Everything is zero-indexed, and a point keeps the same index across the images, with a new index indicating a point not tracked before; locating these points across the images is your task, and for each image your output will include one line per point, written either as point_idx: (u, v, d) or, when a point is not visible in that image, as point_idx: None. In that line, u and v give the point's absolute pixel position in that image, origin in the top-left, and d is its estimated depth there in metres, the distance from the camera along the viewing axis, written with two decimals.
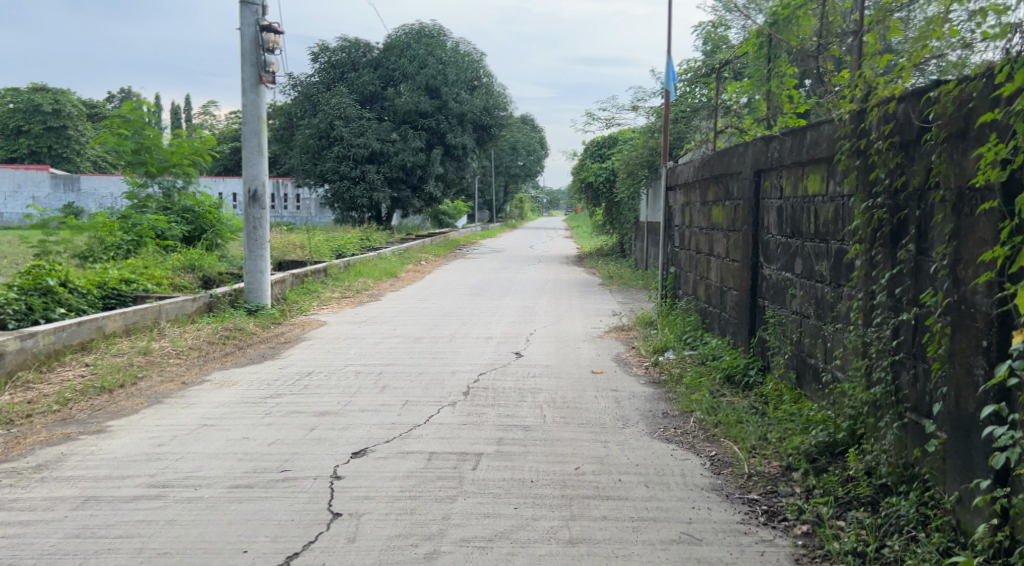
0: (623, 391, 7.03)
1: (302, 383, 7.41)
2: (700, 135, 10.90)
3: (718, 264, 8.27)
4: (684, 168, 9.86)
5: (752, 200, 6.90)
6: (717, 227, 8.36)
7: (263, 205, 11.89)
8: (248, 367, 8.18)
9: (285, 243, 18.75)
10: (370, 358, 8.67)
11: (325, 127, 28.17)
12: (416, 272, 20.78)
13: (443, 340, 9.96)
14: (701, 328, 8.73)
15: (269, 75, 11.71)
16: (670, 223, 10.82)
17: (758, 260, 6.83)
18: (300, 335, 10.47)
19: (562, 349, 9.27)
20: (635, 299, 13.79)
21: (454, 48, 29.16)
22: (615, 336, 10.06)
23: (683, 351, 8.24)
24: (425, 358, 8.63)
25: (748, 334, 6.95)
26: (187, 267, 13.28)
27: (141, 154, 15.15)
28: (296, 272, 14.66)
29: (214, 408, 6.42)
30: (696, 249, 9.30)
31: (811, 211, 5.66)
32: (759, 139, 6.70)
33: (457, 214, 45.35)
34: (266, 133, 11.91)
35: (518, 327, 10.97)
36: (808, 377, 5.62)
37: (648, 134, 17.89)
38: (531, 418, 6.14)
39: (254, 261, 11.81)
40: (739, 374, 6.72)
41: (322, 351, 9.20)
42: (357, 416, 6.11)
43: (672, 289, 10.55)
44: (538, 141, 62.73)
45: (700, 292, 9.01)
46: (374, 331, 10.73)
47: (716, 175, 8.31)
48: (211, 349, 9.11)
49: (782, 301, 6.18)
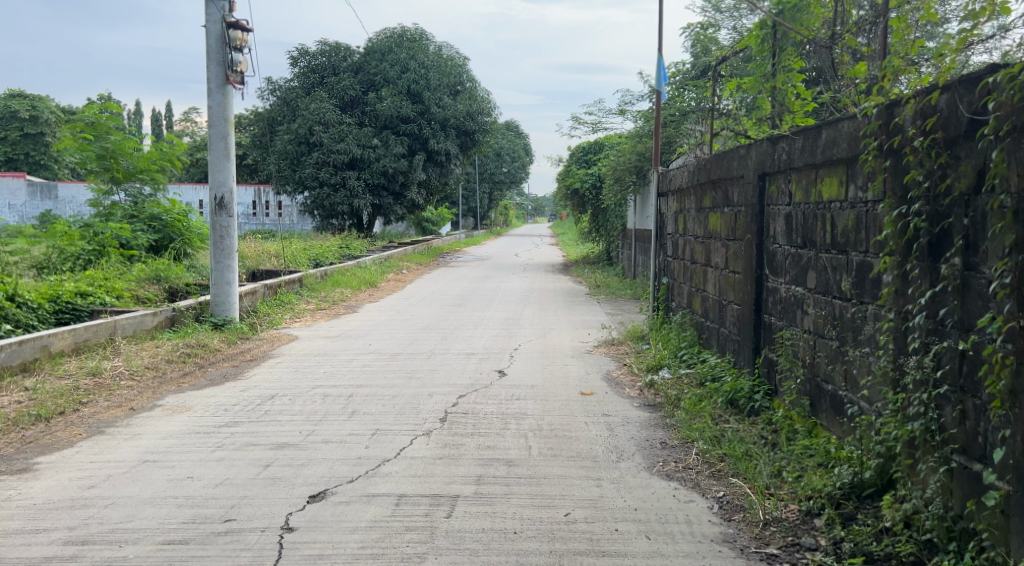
0: (616, 417, 6.41)
1: (263, 408, 6.74)
2: (693, 139, 10.31)
3: (716, 276, 7.68)
4: (677, 172, 9.27)
5: (755, 206, 6.32)
6: (715, 235, 7.76)
7: (230, 212, 11.24)
8: (207, 389, 7.50)
9: (259, 252, 18.03)
10: (340, 378, 8.01)
11: (304, 132, 27.47)
12: (397, 281, 20.09)
13: (421, 357, 9.30)
14: (698, 344, 8.13)
15: (236, 75, 11.05)
16: (662, 231, 10.22)
17: (763, 272, 6.24)
18: (268, 351, 9.79)
19: (548, 366, 8.65)
20: (624, 311, 13.18)
21: (436, 52, 28.57)
22: (604, 352, 9.44)
23: (678, 370, 7.64)
24: (400, 378, 7.98)
25: (752, 354, 6.35)
26: (152, 279, 12.60)
27: (106, 159, 14.44)
28: (268, 283, 13.95)
29: (160, 439, 5.76)
30: (691, 259, 8.70)
31: (826, 219, 5.07)
32: (764, 140, 6.11)
33: (440, 222, 44.71)
34: (234, 136, 11.24)
35: (501, 341, 10.32)
36: (824, 405, 5.03)
37: (636, 138, 17.24)
38: (515, 450, 5.49)
39: (220, 272, 11.13)
40: (743, 397, 6.13)
41: (290, 370, 8.53)
42: (318, 449, 5.46)
43: (665, 301, 9.94)
44: (523, 148, 62.08)
45: (696, 305, 8.42)
46: (348, 347, 10.07)
47: (713, 180, 7.72)
48: (170, 369, 8.43)
49: (793, 319, 5.58)
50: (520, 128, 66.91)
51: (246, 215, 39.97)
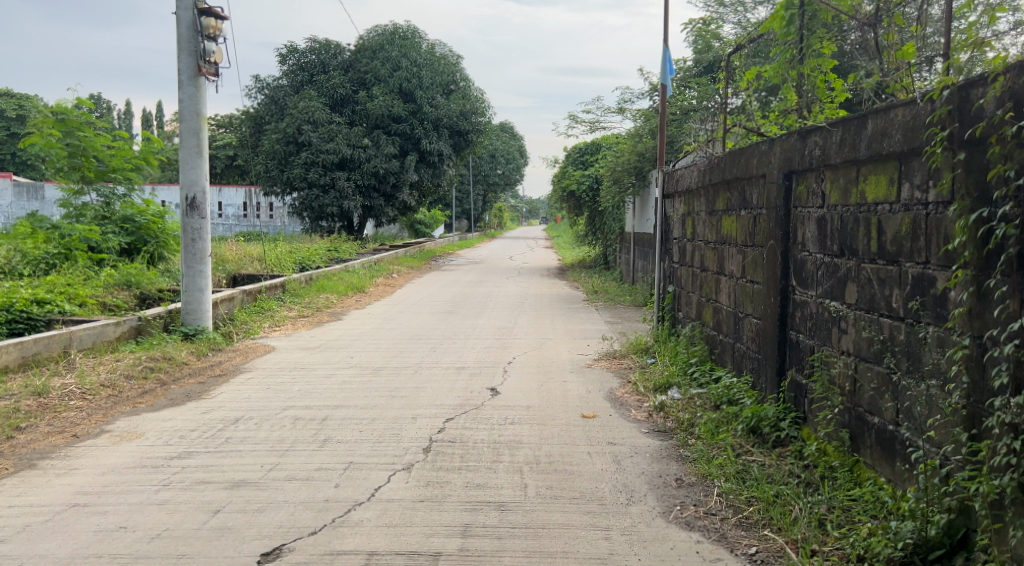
0: (623, 447, 5.67)
1: (223, 435, 5.98)
2: (702, 135, 9.57)
3: (730, 285, 6.96)
4: (686, 172, 8.54)
5: (779, 209, 5.58)
6: (730, 240, 7.03)
7: (203, 214, 10.48)
8: (164, 412, 6.74)
9: (241, 256, 17.23)
10: (315, 397, 7.25)
11: (292, 131, 26.62)
12: (387, 286, 19.30)
13: (405, 372, 8.54)
14: (711, 361, 7.40)
15: (209, 66, 10.29)
16: (667, 236, 9.48)
17: (789, 282, 5.51)
18: (240, 365, 9.04)
19: (544, 383, 7.92)
20: (625, 319, 12.43)
21: (428, 51, 27.86)
22: (605, 366, 8.71)
23: (690, 390, 6.91)
24: (381, 398, 7.23)
25: (776, 376, 5.62)
26: (122, 284, 11.93)
27: (76, 157, 13.76)
28: (247, 289, 13.17)
29: (99, 474, 5.02)
30: (702, 266, 7.96)
31: (870, 224, 4.33)
32: (790, 133, 5.39)
33: (433, 224, 43.98)
34: (208, 132, 10.49)
35: (494, 354, 9.56)
36: (869, 441, 4.28)
37: (635, 138, 16.50)
38: (508, 489, 4.76)
39: (192, 278, 10.38)
40: (765, 425, 5.40)
41: (261, 388, 7.79)
42: (280, 489, 4.71)
43: (671, 311, 9.19)
44: (517, 149, 61.35)
45: (706, 317, 7.68)
46: (328, 360, 9.30)
47: (727, 180, 6.98)
48: (128, 386, 7.68)
49: (828, 339, 4.85)
50: (515, 129, 66.05)
51: (238, 216, 39.38)
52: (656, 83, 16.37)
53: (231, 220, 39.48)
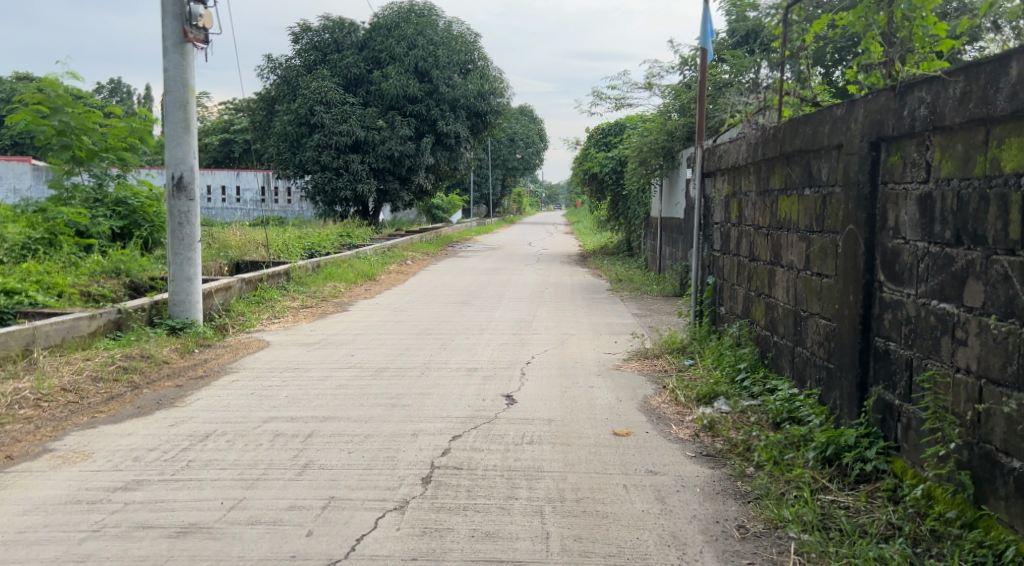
0: (667, 479, 4.64)
1: (185, 457, 5.01)
2: (747, 107, 8.44)
3: (789, 278, 5.92)
4: (730, 146, 7.45)
5: (863, 186, 4.53)
6: (788, 225, 5.98)
7: (191, 195, 9.51)
8: (126, 424, 5.77)
9: (246, 241, 16.26)
10: (303, 407, 6.27)
11: (304, 113, 25.45)
12: (400, 274, 18.29)
13: (410, 374, 7.54)
14: (763, 367, 6.35)
15: (197, 31, 9.31)
16: (707, 220, 8.39)
17: (875, 277, 4.46)
18: (226, 364, 8.11)
19: (568, 388, 6.90)
20: (654, 312, 11.36)
21: (446, 28, 26.76)
22: (636, 368, 7.68)
23: (740, 402, 5.87)
24: (380, 408, 6.24)
25: (857, 394, 4.57)
26: (110, 273, 11.03)
27: (66, 135, 12.66)
28: (246, 277, 12.22)
29: (19, 512, 4.08)
30: (751, 255, 6.90)
31: (1008, 202, 3.33)
32: (880, 90, 4.34)
33: (451, 209, 42.99)
34: (196, 104, 9.51)
35: (510, 353, 8.54)
36: (1006, 491, 3.30)
37: (663, 115, 15.36)
38: (525, 542, 3.77)
39: (179, 267, 9.43)
40: (845, 454, 4.39)
41: (245, 393, 6.82)
42: (237, 539, 3.77)
43: (712, 306, 8.12)
44: (537, 133, 60.00)
45: (756, 315, 6.65)
46: (326, 359, 8.32)
47: (787, 153, 5.92)
48: (94, 391, 6.71)
49: (936, 352, 3.82)
50: (536, 113, 64.76)
51: (255, 201, 38.73)
52: (687, 56, 15.22)
53: (248, 205, 38.81)
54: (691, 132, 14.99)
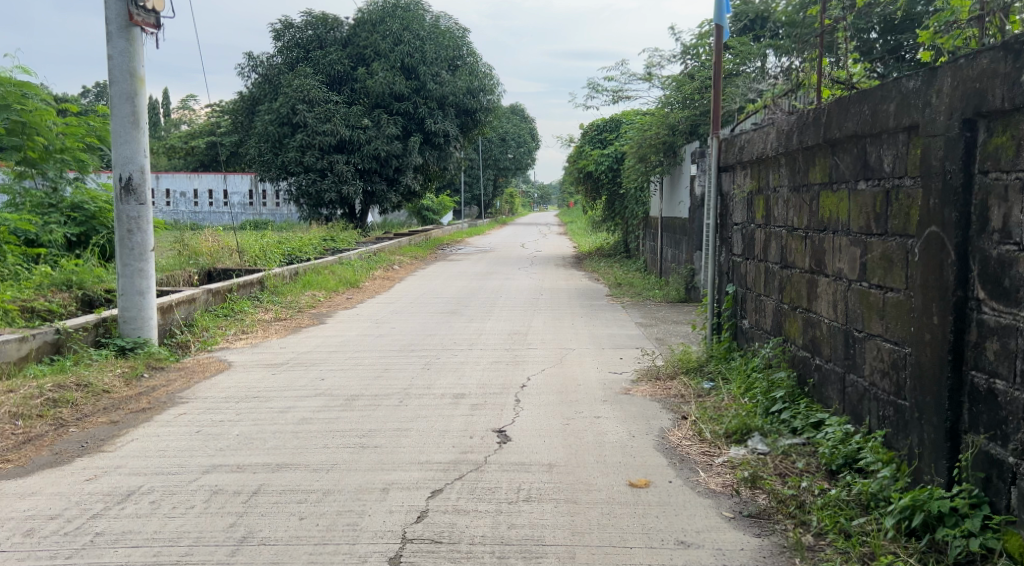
0: (703, 554, 3.65)
1: (92, 528, 3.98)
2: (770, 92, 7.44)
3: (837, 289, 4.94)
4: (754, 135, 6.45)
5: (954, 177, 3.54)
6: (834, 226, 5.00)
7: (142, 199, 8.46)
8: (34, 478, 4.72)
9: (219, 246, 15.16)
10: (255, 451, 5.24)
11: (286, 111, 24.46)
12: (385, 280, 17.21)
13: (386, 403, 6.50)
14: (804, 396, 5.35)
15: (146, 15, 8.28)
16: (725, 221, 7.37)
17: (971, 294, 3.47)
18: (177, 391, 7.07)
19: (570, 419, 5.90)
20: (660, 322, 10.35)
21: (433, 24, 25.78)
22: (647, 393, 6.68)
23: (780, 441, 4.88)
24: (346, 451, 5.20)
25: (948, 445, 3.57)
26: (60, 285, 10.00)
27: (16, 136, 11.27)
28: (213, 288, 11.14)
29: None
30: (783, 261, 5.91)
31: None
32: (979, 52, 3.37)
33: (442, 210, 41.95)
34: (146, 97, 8.45)
35: (502, 374, 7.50)
36: None
37: (664, 108, 14.38)
38: None
39: (130, 279, 8.38)
40: (937, 527, 3.41)
41: (190, 432, 5.78)
42: None
43: (732, 319, 7.12)
44: (529, 132, 58.90)
45: (793, 333, 5.65)
46: (292, 384, 7.27)
47: (833, 139, 4.92)
48: (9, 432, 5.65)
49: None
50: (527, 112, 63.77)
51: (243, 205, 37.70)
52: (688, 44, 14.21)
53: (236, 209, 37.77)
54: (693, 125, 13.97)
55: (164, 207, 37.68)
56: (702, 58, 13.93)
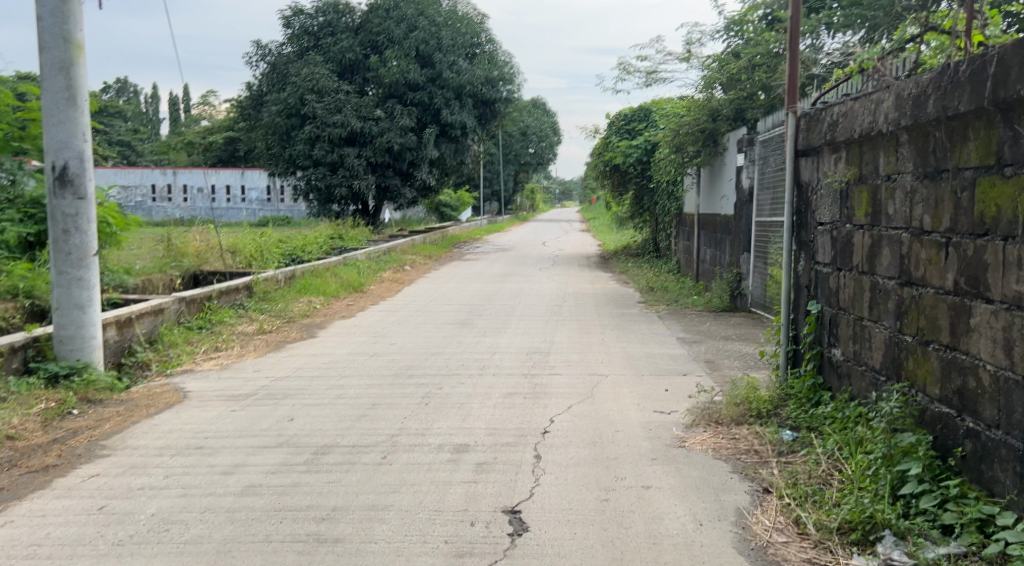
0: None
1: None
2: (866, 54, 5.82)
3: (1009, 323, 3.36)
4: (855, 104, 4.83)
5: None
6: (1006, 229, 3.42)
7: (81, 192, 6.93)
8: None
9: (209, 245, 13.62)
10: (165, 548, 3.71)
11: (294, 102, 22.99)
12: (393, 283, 15.64)
13: (365, 460, 4.94)
14: (949, 473, 3.76)
15: None
16: (804, 220, 5.74)
17: None
18: (105, 435, 5.56)
19: (607, 491, 4.32)
20: (707, 338, 8.75)
21: (450, 9, 24.26)
22: (708, 446, 5.07)
23: (929, 552, 3.31)
24: (292, 551, 3.68)
25: None
26: (4, 294, 8.47)
27: None
28: (186, 296, 9.61)
29: None
30: (904, 275, 4.30)
31: None
32: None
33: (461, 207, 40.38)
34: (86, 68, 6.95)
35: (518, 413, 5.92)
36: None
37: (704, 91, 12.66)
38: None
39: (66, 290, 6.87)
40: None
41: (93, 506, 4.25)
42: None
43: (816, 347, 5.50)
44: (551, 127, 57.14)
45: (923, 378, 4.06)
46: (251, 426, 5.73)
47: (1011, 100, 3.33)
48: None
49: None
50: (548, 106, 62.06)
51: (261, 201, 36.46)
52: (732, 19, 12.69)
53: (254, 205, 36.58)
54: (739, 110, 12.26)
55: (180, 202, 36.41)
56: (748, 34, 12.40)
